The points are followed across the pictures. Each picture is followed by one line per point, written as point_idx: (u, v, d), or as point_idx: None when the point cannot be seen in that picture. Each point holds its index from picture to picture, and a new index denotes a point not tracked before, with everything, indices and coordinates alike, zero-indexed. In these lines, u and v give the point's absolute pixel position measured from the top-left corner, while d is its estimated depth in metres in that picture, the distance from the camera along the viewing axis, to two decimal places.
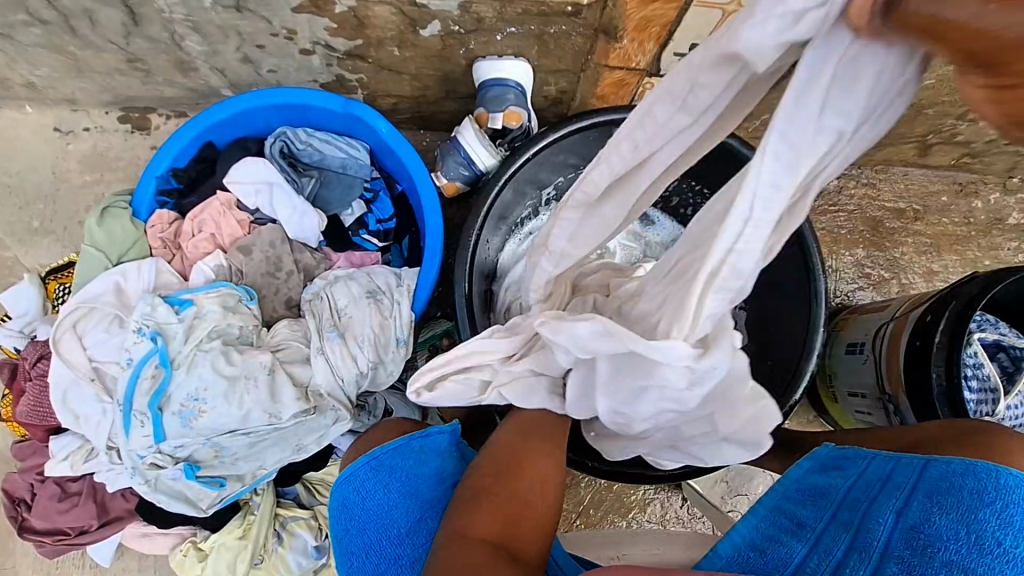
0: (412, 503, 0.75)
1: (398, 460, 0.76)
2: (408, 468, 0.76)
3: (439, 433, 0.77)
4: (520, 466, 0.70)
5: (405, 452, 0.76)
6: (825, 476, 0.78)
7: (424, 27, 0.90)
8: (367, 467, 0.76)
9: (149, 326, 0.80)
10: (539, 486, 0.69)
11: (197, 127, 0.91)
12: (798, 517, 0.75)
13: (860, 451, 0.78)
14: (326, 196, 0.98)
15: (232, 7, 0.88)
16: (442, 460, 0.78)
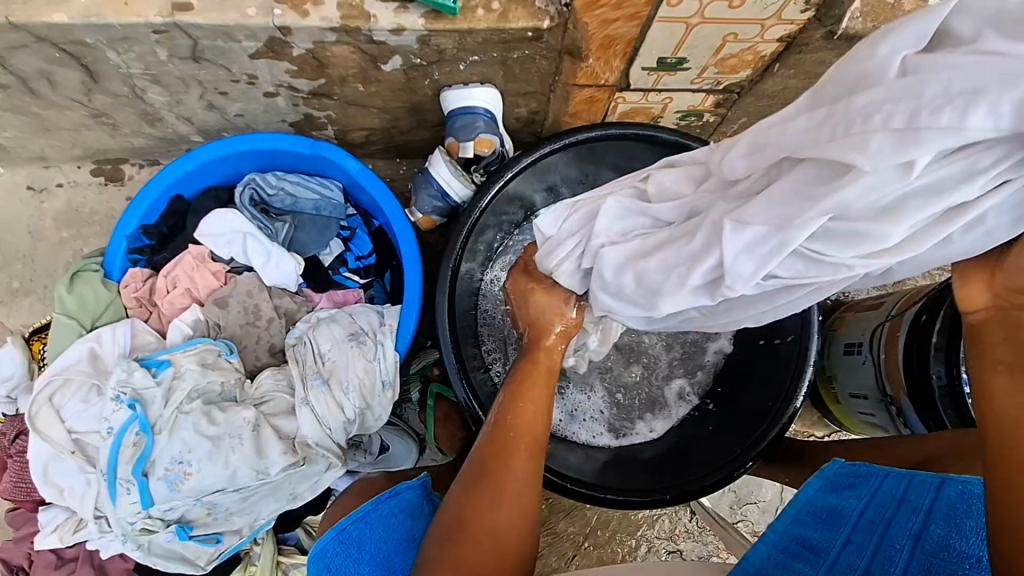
0: (385, 568, 0.78)
1: (365, 529, 0.81)
2: (376, 535, 0.80)
3: (408, 489, 0.85)
4: (482, 503, 0.69)
5: (369, 522, 0.81)
6: (838, 496, 0.82)
7: (385, 63, 0.88)
8: (335, 541, 0.79)
9: (126, 393, 0.78)
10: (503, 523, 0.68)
11: (164, 182, 0.90)
12: (808, 542, 0.76)
13: (872, 471, 0.82)
14: (302, 239, 0.97)
15: (189, 58, 0.87)
16: (412, 518, 0.83)
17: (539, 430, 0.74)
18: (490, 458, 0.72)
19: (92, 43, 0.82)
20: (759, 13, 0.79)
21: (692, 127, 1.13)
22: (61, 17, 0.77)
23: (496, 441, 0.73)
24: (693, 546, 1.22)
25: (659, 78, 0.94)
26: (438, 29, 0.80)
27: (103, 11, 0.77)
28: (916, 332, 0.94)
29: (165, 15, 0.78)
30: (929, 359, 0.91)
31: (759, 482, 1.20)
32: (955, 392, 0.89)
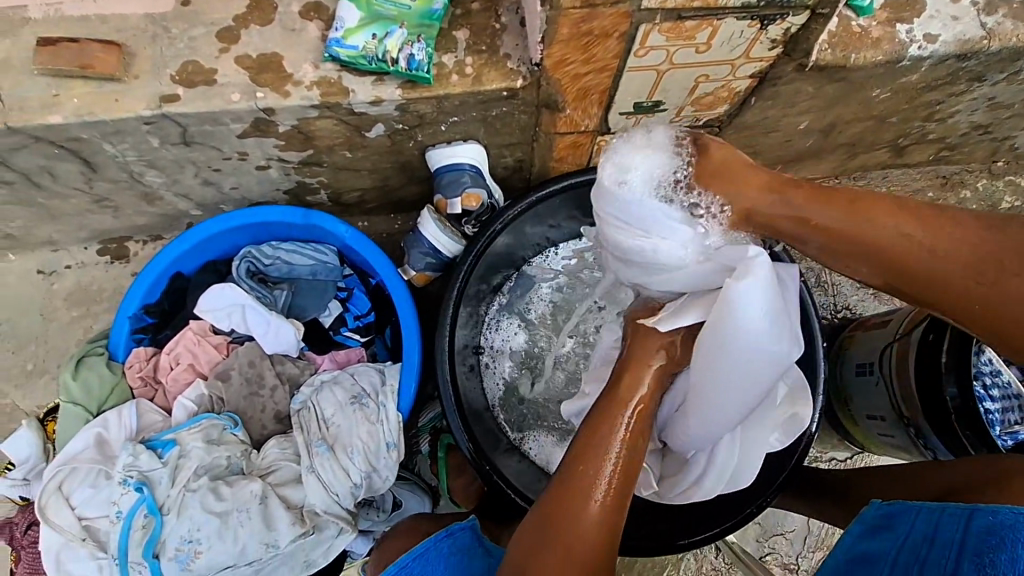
0: None
1: (427, 566, 0.77)
2: (439, 574, 0.77)
3: (462, 529, 0.79)
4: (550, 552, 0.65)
5: (430, 557, 0.78)
6: (874, 539, 0.74)
7: (368, 130, 0.91)
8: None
9: (134, 476, 0.80)
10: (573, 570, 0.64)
11: (164, 261, 0.92)
12: None
13: (906, 505, 0.73)
14: (301, 304, 0.99)
15: (181, 143, 0.90)
16: (468, 559, 0.78)
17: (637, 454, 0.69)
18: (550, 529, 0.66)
19: (87, 138, 0.86)
20: (728, 54, 0.80)
21: None
22: (56, 118, 0.81)
23: (596, 460, 0.67)
24: None
25: (638, 120, 0.95)
26: (415, 98, 0.83)
27: (95, 110, 0.81)
28: (925, 353, 0.91)
29: (154, 108, 0.81)
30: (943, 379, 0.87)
31: (783, 513, 1.16)
32: (971, 414, 0.85)
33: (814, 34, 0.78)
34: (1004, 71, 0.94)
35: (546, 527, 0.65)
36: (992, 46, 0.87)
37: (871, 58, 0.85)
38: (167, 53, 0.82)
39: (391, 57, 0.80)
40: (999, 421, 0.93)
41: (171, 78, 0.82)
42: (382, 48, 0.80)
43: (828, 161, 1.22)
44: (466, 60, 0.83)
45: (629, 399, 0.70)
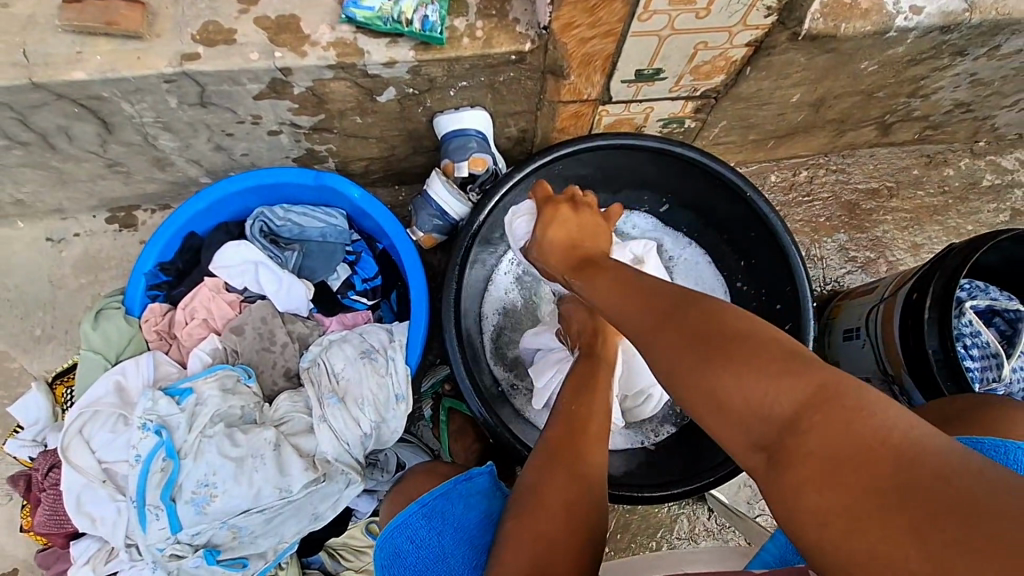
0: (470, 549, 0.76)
1: (448, 506, 0.79)
2: (458, 515, 0.78)
3: (481, 473, 0.80)
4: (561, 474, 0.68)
5: (450, 497, 0.79)
6: None
7: (380, 94, 0.94)
8: (417, 514, 0.79)
9: (153, 420, 0.82)
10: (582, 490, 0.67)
11: (179, 220, 0.95)
12: None
13: None
14: (310, 266, 1.01)
15: (198, 104, 0.93)
16: (489, 503, 0.80)
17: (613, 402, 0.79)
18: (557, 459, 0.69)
19: (107, 97, 0.89)
20: (726, 21, 0.84)
21: (675, 134, 1.18)
22: (80, 74, 0.84)
23: (587, 400, 0.75)
24: (714, 544, 1.18)
25: (638, 88, 0.99)
26: (427, 60, 0.87)
27: (118, 67, 0.84)
28: (908, 311, 0.95)
29: (175, 65, 0.84)
30: (925, 334, 0.91)
31: None
32: (953, 364, 0.89)
33: (807, 1, 0.83)
34: (984, 46, 1.00)
35: (556, 455, 0.69)
36: (974, 19, 0.92)
37: (860, 28, 0.90)
38: (188, 13, 0.85)
39: (406, 18, 0.83)
40: (978, 378, 0.98)
41: (192, 37, 0.85)
42: (397, 10, 0.83)
43: (817, 137, 1.27)
44: (477, 24, 0.87)
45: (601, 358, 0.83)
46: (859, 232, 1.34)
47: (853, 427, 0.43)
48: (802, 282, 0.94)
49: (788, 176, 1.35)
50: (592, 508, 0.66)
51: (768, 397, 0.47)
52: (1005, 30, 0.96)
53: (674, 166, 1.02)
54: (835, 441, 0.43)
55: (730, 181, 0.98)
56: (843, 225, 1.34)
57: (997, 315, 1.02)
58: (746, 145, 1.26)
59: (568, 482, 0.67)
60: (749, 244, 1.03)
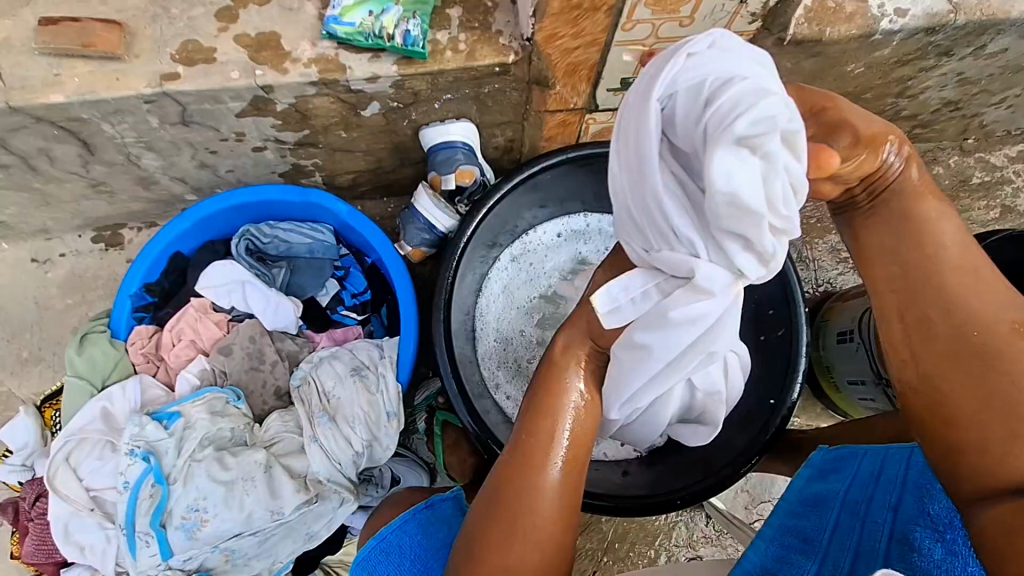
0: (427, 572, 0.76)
1: (405, 537, 0.80)
2: (417, 543, 0.79)
3: (442, 499, 0.83)
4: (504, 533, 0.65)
5: (409, 529, 0.81)
6: (825, 483, 0.78)
7: (364, 109, 0.93)
8: (376, 549, 0.80)
9: (141, 446, 0.81)
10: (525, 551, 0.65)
11: (164, 241, 0.94)
12: (803, 534, 0.72)
13: (855, 449, 0.79)
14: (300, 282, 1.01)
15: (180, 123, 0.92)
16: (450, 527, 0.81)
17: (580, 434, 0.68)
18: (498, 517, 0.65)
19: (87, 118, 0.87)
20: (710, 29, 0.83)
21: None
22: (58, 97, 0.83)
23: (538, 437, 0.67)
24: (713, 551, 1.18)
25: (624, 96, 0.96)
26: (411, 74, 0.86)
27: (97, 88, 0.83)
28: None
29: (154, 85, 0.83)
30: None
31: (772, 478, 1.17)
32: None
33: (791, 7, 0.82)
34: (970, 45, 0.99)
35: (496, 511, 0.66)
36: (959, 19, 0.92)
37: (845, 32, 0.89)
38: (167, 32, 0.84)
39: (388, 33, 0.83)
40: None
41: (172, 56, 0.84)
42: (379, 25, 0.83)
43: None
44: (460, 37, 0.86)
45: (569, 374, 0.69)
46: None
47: (979, 390, 0.57)
48: (793, 288, 0.93)
49: None
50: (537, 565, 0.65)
51: (989, 329, 0.58)
52: (990, 30, 0.96)
53: None
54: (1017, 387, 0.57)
55: None
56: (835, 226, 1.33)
57: None
58: None
59: (506, 540, 0.64)
60: None
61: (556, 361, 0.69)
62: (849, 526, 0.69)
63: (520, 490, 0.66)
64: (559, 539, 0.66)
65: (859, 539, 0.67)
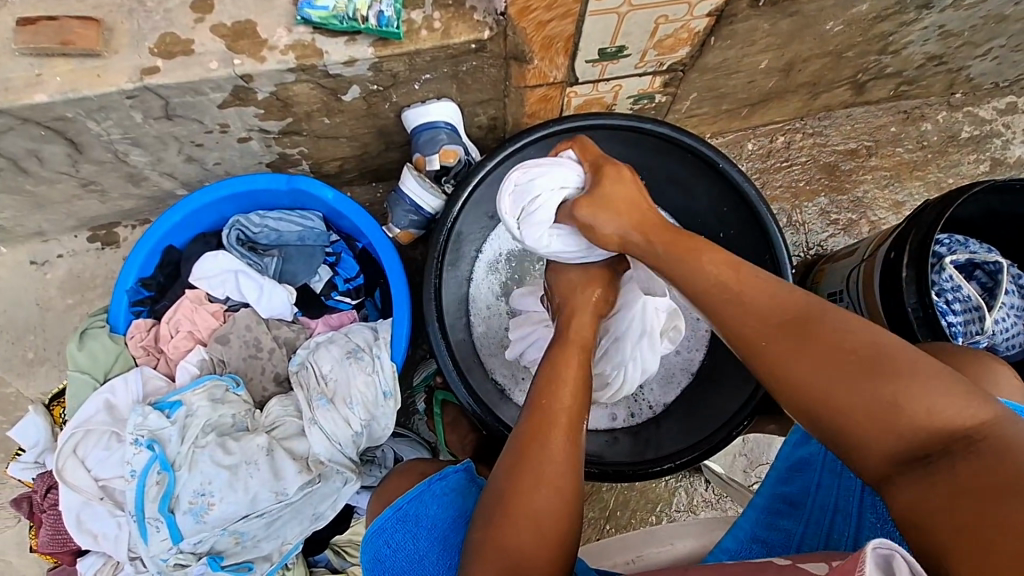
0: (442, 544, 0.79)
1: (421, 507, 0.82)
2: (433, 513, 0.81)
3: (455, 471, 0.83)
4: (532, 485, 0.66)
5: (424, 499, 0.82)
6: (809, 445, 0.76)
7: (344, 93, 0.94)
8: (393, 518, 0.82)
9: (144, 435, 0.83)
10: (555, 506, 0.66)
11: (156, 235, 0.95)
12: (789, 497, 0.75)
13: None
14: (291, 270, 1.02)
15: (164, 117, 0.93)
16: (465, 498, 0.82)
17: (590, 388, 0.73)
18: (523, 470, 0.67)
19: (72, 117, 0.89)
20: None
21: (647, 110, 1.17)
22: (41, 97, 0.84)
23: (558, 391, 0.71)
24: (713, 514, 1.20)
25: (604, 68, 0.98)
26: (387, 55, 0.86)
27: (79, 86, 0.84)
28: (887, 271, 0.93)
29: (135, 81, 0.84)
30: (903, 292, 0.90)
31: (768, 440, 1.19)
32: (932, 321, 0.88)
33: None
34: None
35: (522, 463, 0.67)
36: None
37: None
38: (144, 26, 0.85)
39: (362, 15, 0.83)
40: (961, 332, 0.97)
41: (150, 50, 0.84)
42: (353, 7, 0.83)
43: (791, 102, 1.26)
44: (435, 16, 0.86)
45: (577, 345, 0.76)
46: (840, 194, 1.32)
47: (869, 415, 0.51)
48: (780, 250, 0.95)
49: (765, 143, 1.33)
50: (559, 518, 0.65)
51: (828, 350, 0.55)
52: None
53: (647, 145, 1.01)
54: (914, 361, 0.51)
55: (703, 154, 0.98)
56: (823, 188, 1.32)
57: (977, 268, 1.01)
58: (719, 115, 1.25)
59: (532, 489, 0.65)
60: (725, 217, 1.03)
61: (566, 337, 0.77)
62: (830, 488, 0.71)
63: (542, 441, 0.68)
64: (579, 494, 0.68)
65: (838, 494, 0.70)
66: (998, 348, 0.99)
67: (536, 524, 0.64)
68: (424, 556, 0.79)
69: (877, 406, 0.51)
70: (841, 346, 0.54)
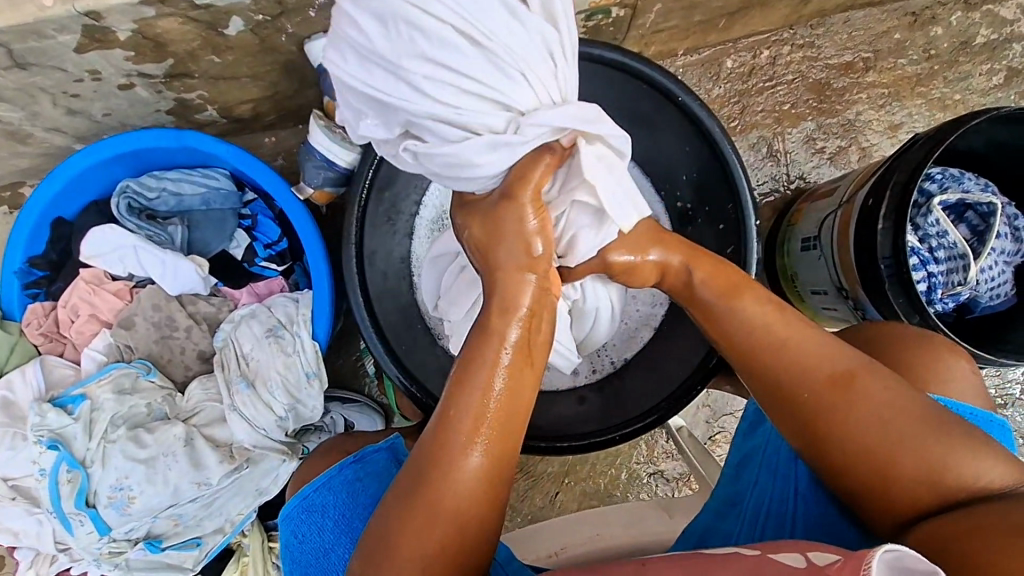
0: (350, 535, 0.76)
1: (329, 496, 0.77)
2: (340, 503, 0.77)
3: (373, 454, 0.78)
4: (420, 521, 0.56)
5: (332, 487, 0.77)
6: (753, 438, 0.75)
7: (226, 27, 0.78)
8: (299, 507, 0.78)
9: (46, 435, 0.79)
10: (443, 545, 0.56)
11: (37, 207, 0.84)
12: (728, 495, 0.74)
13: None
14: (201, 238, 0.91)
15: (15, 67, 0.78)
16: (380, 485, 0.77)
17: (512, 407, 0.58)
18: (413, 502, 0.56)
19: None
20: None
21: (604, 27, 0.99)
22: None
23: (466, 411, 0.57)
24: (675, 465, 1.18)
25: None
26: None
27: None
28: (864, 220, 0.82)
29: None
30: (877, 247, 0.80)
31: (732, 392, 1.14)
32: (906, 279, 0.79)
33: None
34: None
35: (412, 494, 0.57)
36: None
37: None
38: None
39: None
40: (940, 284, 0.88)
41: None
42: None
43: (778, 8, 1.07)
44: None
45: (506, 337, 0.58)
46: (829, 117, 1.16)
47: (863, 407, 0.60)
48: (743, 197, 0.83)
49: (747, 59, 1.15)
50: (451, 556, 0.57)
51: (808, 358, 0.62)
52: None
53: (594, 78, 0.86)
54: (902, 402, 0.59)
55: (661, 86, 0.83)
56: (811, 111, 1.16)
57: (969, 209, 0.89)
58: (692, 28, 1.07)
59: (418, 528, 0.56)
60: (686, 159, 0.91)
61: (489, 323, 0.59)
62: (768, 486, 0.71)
63: (437, 471, 0.56)
64: (478, 530, 0.58)
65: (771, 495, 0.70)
66: (980, 299, 0.90)
67: (420, 563, 0.56)
68: (330, 549, 0.76)
69: (850, 433, 0.60)
70: (831, 375, 0.61)
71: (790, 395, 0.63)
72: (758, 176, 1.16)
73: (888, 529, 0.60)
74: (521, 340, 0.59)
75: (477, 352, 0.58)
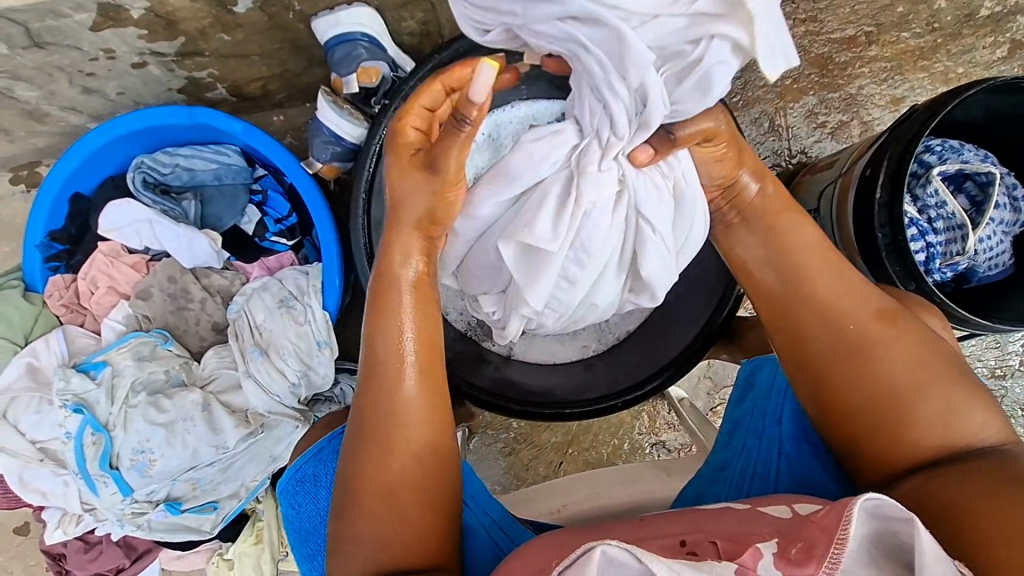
0: None
1: (321, 467, 0.76)
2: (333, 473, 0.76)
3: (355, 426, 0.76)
4: (376, 458, 0.61)
5: (324, 458, 0.76)
6: (745, 404, 0.76)
7: (235, 4, 0.82)
8: (293, 479, 0.77)
9: (70, 399, 0.83)
10: (400, 478, 0.61)
11: (56, 183, 0.87)
12: (720, 460, 0.76)
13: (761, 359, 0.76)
14: (215, 213, 0.94)
15: (34, 45, 0.81)
16: None
17: (432, 338, 0.64)
18: (365, 445, 0.61)
19: None
20: None
21: None
22: None
23: (389, 351, 0.62)
24: (675, 436, 1.21)
25: None
26: None
27: None
28: (862, 190, 0.84)
29: None
30: (872, 217, 0.82)
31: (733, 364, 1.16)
32: (901, 246, 0.81)
33: None
34: None
35: (365, 437, 0.62)
36: None
37: None
38: None
39: None
40: (939, 254, 0.89)
41: None
42: None
43: None
44: None
45: (404, 277, 0.65)
46: (831, 91, 1.17)
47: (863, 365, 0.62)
48: None
49: None
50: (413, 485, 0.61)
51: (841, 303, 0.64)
52: None
53: None
54: (917, 354, 0.61)
55: None
56: (813, 85, 1.17)
57: (967, 179, 0.90)
58: None
59: (376, 464, 0.61)
60: None
61: (388, 272, 0.65)
62: (757, 451, 0.73)
63: (383, 407, 0.61)
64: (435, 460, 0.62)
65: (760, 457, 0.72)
66: (979, 270, 0.91)
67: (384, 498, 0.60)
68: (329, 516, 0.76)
69: (863, 381, 0.62)
70: (853, 326, 0.63)
71: (819, 337, 0.64)
72: (759, 152, 1.17)
73: (876, 481, 0.62)
74: (421, 276, 0.65)
75: (388, 297, 0.64)
